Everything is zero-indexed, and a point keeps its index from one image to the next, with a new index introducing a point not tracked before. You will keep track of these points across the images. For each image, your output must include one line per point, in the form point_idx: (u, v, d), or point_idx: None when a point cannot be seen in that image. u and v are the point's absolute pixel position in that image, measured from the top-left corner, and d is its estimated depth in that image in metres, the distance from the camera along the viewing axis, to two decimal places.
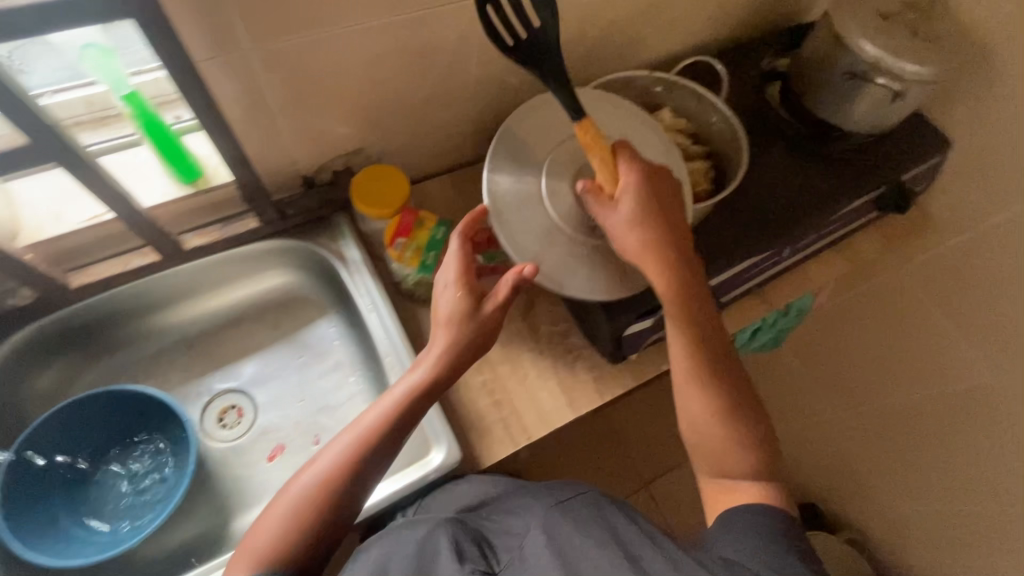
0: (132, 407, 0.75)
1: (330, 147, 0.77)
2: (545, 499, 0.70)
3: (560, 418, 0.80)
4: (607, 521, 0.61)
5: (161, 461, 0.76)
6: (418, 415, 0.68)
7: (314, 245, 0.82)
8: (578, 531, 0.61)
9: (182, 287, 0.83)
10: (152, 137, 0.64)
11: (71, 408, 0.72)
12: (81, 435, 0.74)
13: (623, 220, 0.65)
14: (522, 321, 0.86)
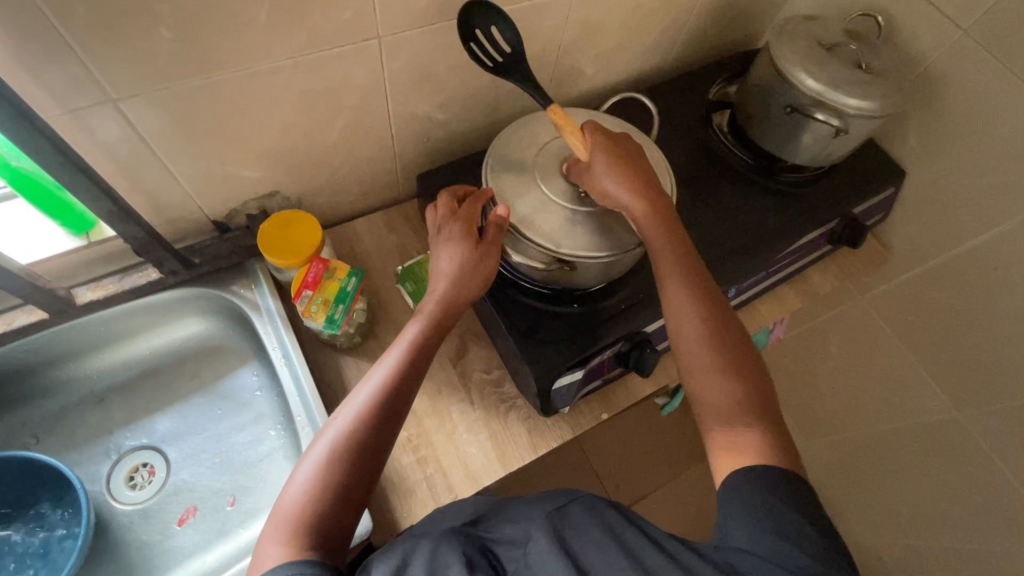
0: (24, 473, 0.69)
1: (238, 193, 0.73)
2: (543, 504, 0.56)
3: (489, 475, 0.75)
4: (612, 529, 0.50)
5: (57, 531, 0.71)
6: (412, 391, 0.61)
7: (228, 293, 0.77)
8: (595, 543, 0.49)
9: (87, 339, 0.77)
10: (24, 190, 0.60)
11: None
12: None
13: (606, 170, 0.62)
14: (452, 369, 0.81)
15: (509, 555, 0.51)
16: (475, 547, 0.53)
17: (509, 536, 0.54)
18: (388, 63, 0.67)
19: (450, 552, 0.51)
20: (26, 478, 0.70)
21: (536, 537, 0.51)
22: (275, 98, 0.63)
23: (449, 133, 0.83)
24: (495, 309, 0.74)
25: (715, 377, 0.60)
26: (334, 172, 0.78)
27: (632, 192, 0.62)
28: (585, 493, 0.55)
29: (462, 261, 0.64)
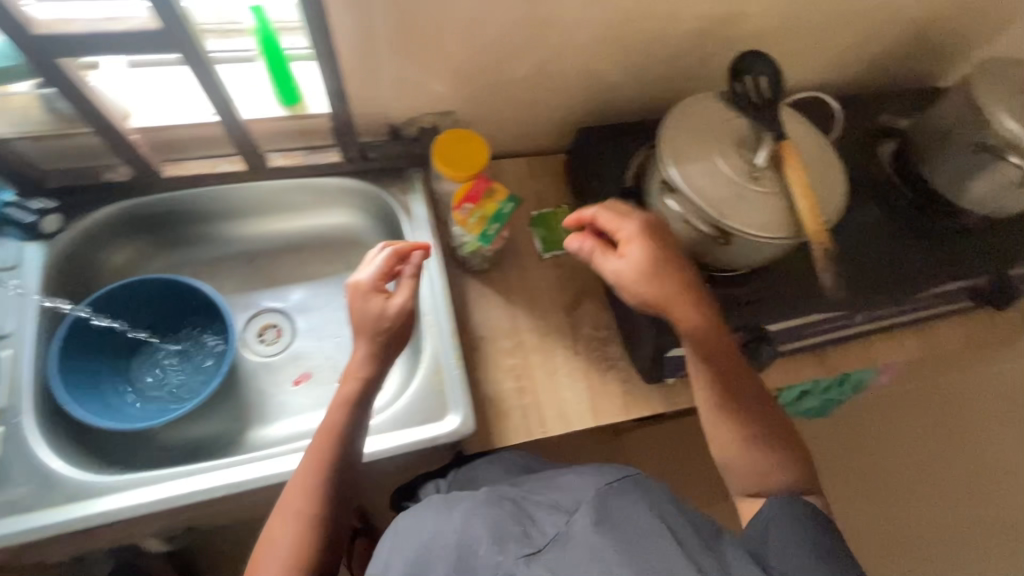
0: (186, 299, 0.77)
1: (422, 103, 0.79)
2: (596, 479, 0.59)
3: (579, 421, 0.78)
4: (675, 510, 0.54)
5: (204, 359, 0.78)
6: (341, 464, 0.61)
7: (386, 192, 0.83)
8: (654, 517, 0.52)
9: (255, 203, 0.85)
10: (267, 54, 0.67)
11: (131, 287, 0.73)
12: (135, 314, 0.76)
13: (627, 260, 0.65)
14: (564, 315, 0.84)
15: (548, 521, 0.54)
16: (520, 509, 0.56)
17: (556, 502, 0.56)
18: (597, 11, 0.70)
19: (491, 516, 0.55)
20: (187, 305, 0.78)
21: (586, 507, 0.53)
22: (490, 21, 0.68)
23: (615, 97, 0.86)
24: None
25: (730, 435, 0.65)
26: (506, 107, 0.83)
27: (649, 264, 0.64)
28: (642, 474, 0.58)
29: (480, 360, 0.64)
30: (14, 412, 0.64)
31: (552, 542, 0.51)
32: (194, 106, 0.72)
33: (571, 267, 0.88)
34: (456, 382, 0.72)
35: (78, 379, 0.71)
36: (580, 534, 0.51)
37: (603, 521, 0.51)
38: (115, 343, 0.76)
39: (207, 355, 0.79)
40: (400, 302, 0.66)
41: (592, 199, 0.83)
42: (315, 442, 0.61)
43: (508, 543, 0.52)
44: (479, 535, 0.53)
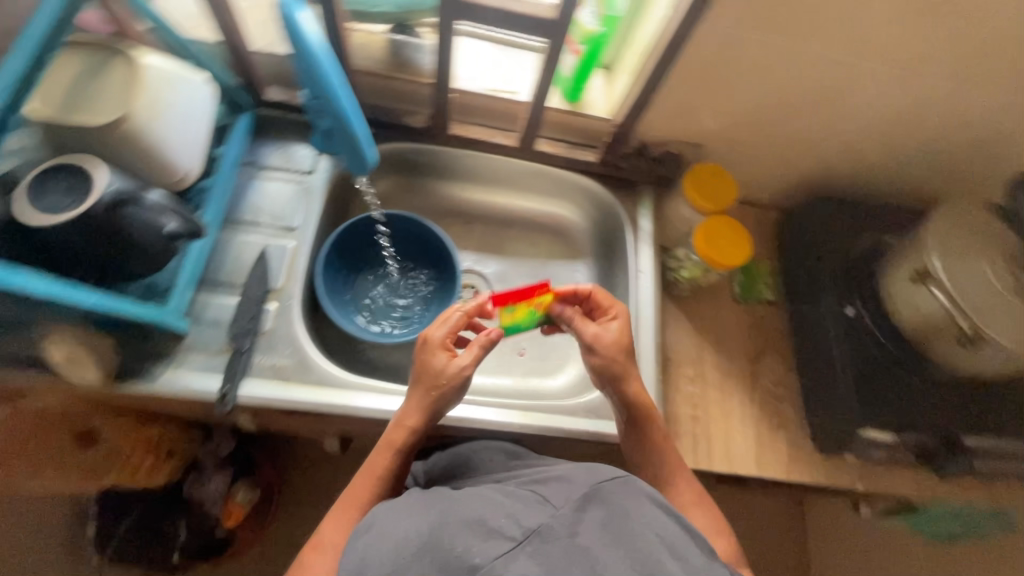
0: (422, 241, 0.85)
1: (684, 131, 0.84)
2: (575, 479, 0.55)
3: (743, 466, 0.80)
4: (667, 520, 0.51)
5: (420, 299, 0.86)
6: (392, 473, 0.64)
7: (616, 200, 0.89)
8: (636, 536, 0.48)
9: (493, 175, 0.92)
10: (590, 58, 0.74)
11: (388, 219, 0.82)
12: (377, 242, 0.85)
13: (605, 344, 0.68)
14: (746, 362, 0.87)
15: (513, 510, 0.51)
16: (506, 500, 0.52)
17: (543, 494, 0.53)
18: (897, 94, 0.72)
19: (473, 502, 0.52)
20: (420, 247, 0.86)
21: (571, 509, 0.50)
22: (796, 77, 0.72)
23: (854, 174, 0.88)
24: (839, 340, 0.78)
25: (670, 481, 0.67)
26: (750, 155, 0.87)
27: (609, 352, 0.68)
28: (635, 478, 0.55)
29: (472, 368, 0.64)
30: (289, 296, 0.73)
31: (532, 535, 0.48)
32: (504, 81, 0.80)
33: (761, 319, 0.90)
34: (651, 392, 0.76)
35: (330, 283, 0.81)
36: (567, 536, 0.48)
37: (590, 527, 0.49)
38: (353, 262, 0.85)
39: (422, 297, 0.86)
40: (466, 368, 0.64)
41: (808, 262, 0.86)
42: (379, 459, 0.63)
43: (489, 536, 0.48)
44: (450, 528, 0.49)
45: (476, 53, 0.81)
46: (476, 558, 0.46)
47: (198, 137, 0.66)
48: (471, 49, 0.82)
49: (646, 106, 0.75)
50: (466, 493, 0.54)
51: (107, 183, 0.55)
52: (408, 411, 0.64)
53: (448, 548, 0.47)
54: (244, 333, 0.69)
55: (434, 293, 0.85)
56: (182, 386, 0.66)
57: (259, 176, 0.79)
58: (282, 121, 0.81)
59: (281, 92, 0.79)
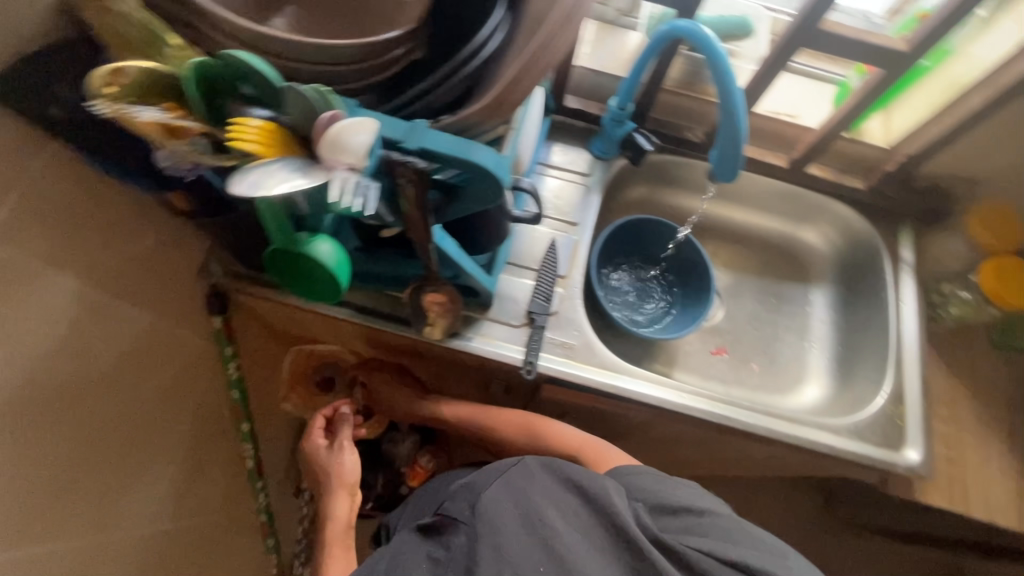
0: (674, 249, 0.91)
1: (963, 167, 0.83)
2: (474, 486, 0.56)
3: (1004, 516, 0.77)
4: (574, 478, 0.54)
5: (664, 302, 0.91)
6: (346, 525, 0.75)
7: (874, 229, 0.88)
8: (520, 511, 0.52)
9: (739, 193, 0.95)
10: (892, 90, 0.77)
11: (649, 224, 0.89)
12: (632, 244, 0.92)
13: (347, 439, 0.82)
14: (1005, 410, 0.83)
15: (429, 563, 0.54)
16: (423, 566, 0.53)
17: (452, 516, 0.55)
18: None
19: (395, 562, 0.54)
20: (671, 254, 0.91)
21: (473, 522, 0.53)
22: None
23: None
24: None
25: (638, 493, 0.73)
26: None
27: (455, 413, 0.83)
28: (531, 458, 0.57)
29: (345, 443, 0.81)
30: (575, 283, 0.81)
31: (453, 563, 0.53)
32: (790, 106, 0.85)
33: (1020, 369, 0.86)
34: (918, 423, 0.75)
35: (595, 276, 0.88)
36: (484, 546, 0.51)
37: (502, 525, 0.51)
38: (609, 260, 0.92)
39: (666, 300, 0.92)
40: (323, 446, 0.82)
41: None
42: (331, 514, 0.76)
43: (428, 572, 0.53)
44: (396, 562, 0.55)
45: (783, 84, 0.86)
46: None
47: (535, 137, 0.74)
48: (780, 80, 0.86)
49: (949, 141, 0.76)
50: (390, 546, 0.57)
51: None
52: (335, 505, 0.77)
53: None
54: (542, 311, 0.77)
55: (681, 298, 0.91)
56: (491, 349, 0.75)
57: (548, 173, 0.87)
58: (568, 127, 0.90)
59: (577, 100, 0.88)
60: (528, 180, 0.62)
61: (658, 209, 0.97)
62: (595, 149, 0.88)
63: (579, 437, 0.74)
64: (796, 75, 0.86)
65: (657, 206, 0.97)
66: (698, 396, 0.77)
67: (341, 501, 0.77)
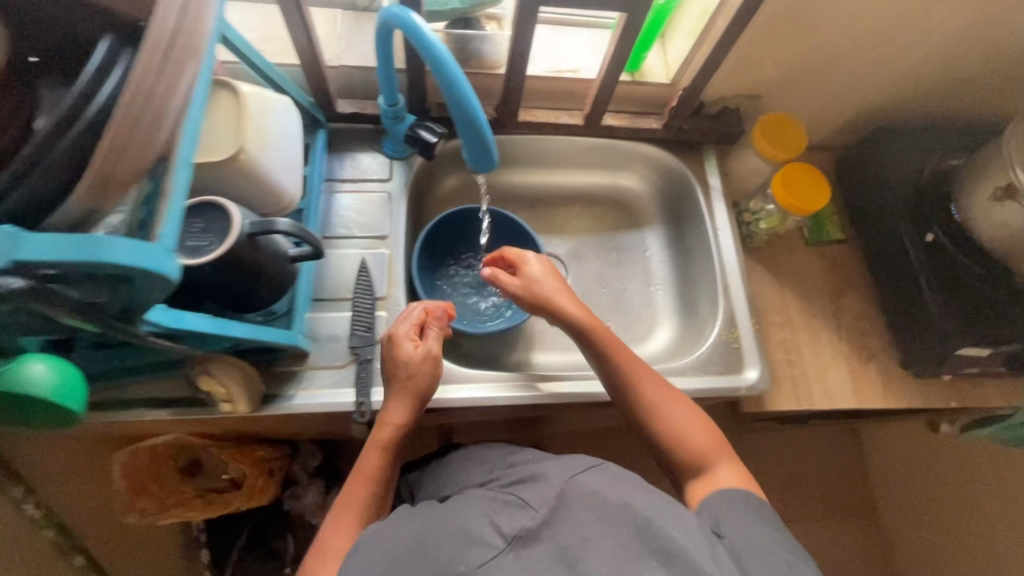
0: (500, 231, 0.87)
1: (743, 86, 0.85)
2: (553, 475, 0.60)
3: (842, 399, 0.83)
4: (641, 515, 0.53)
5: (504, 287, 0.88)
6: (353, 499, 0.62)
7: (682, 164, 0.90)
8: (599, 517, 0.53)
9: (554, 156, 0.93)
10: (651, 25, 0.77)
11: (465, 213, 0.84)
12: (456, 237, 0.87)
13: (413, 352, 0.66)
14: (829, 302, 0.89)
15: (492, 520, 0.55)
16: (489, 504, 0.57)
17: (520, 498, 0.58)
18: (956, 20, 0.73)
19: (462, 511, 0.56)
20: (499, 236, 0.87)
21: (547, 511, 0.55)
22: (860, 15, 0.73)
23: (913, 100, 0.88)
24: (925, 269, 0.80)
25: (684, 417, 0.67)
26: (808, 99, 0.88)
27: (549, 273, 0.76)
28: (610, 462, 0.61)
29: (425, 351, 0.66)
30: (396, 302, 0.75)
31: (515, 541, 0.53)
32: (567, 59, 0.82)
33: (835, 259, 0.92)
34: (751, 343, 0.79)
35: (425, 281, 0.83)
36: (550, 539, 0.52)
37: (568, 525, 0.53)
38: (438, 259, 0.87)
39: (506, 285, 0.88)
40: (421, 352, 0.66)
41: (877, 201, 0.88)
42: (354, 500, 0.61)
43: (478, 540, 0.52)
44: (451, 522, 0.54)
45: (548, 36, 0.83)
46: (469, 555, 0.50)
47: (294, 159, 0.67)
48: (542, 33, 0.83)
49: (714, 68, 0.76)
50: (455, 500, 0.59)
51: (238, 216, 0.55)
52: (364, 463, 0.64)
53: (441, 544, 0.52)
54: (364, 343, 0.71)
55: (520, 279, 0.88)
56: (318, 401, 0.68)
57: (343, 189, 0.80)
58: (352, 132, 0.82)
59: (350, 104, 0.79)
60: (282, 223, 0.56)
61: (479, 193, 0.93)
62: (387, 151, 0.81)
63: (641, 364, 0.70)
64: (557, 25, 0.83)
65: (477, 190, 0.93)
66: (548, 379, 0.76)
67: (358, 509, 0.61)
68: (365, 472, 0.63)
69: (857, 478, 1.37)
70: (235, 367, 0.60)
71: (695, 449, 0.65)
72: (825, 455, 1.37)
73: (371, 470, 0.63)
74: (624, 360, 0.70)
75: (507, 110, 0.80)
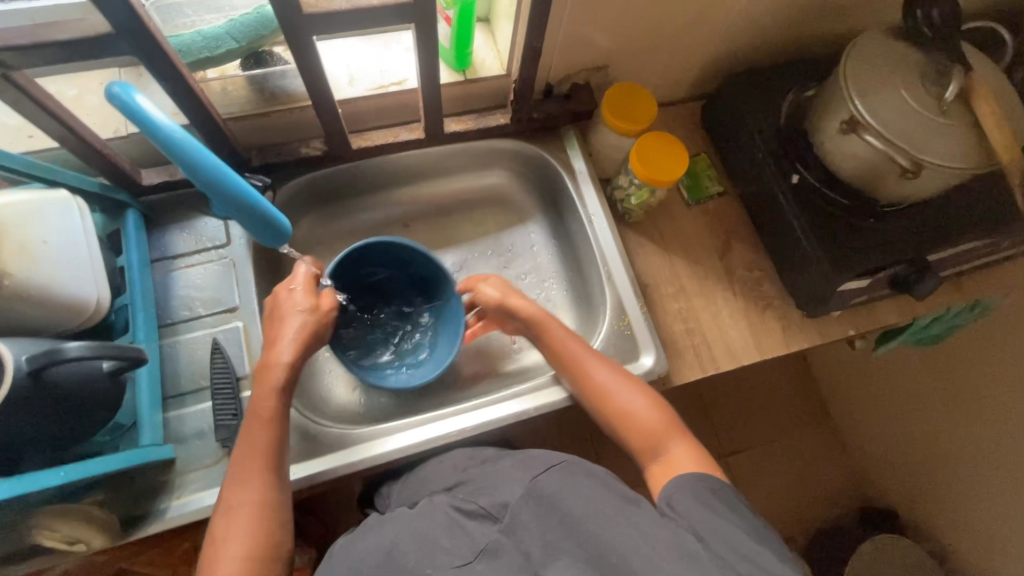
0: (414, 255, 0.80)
1: (583, 60, 0.80)
2: (513, 480, 0.54)
3: (746, 355, 0.83)
4: (614, 497, 0.48)
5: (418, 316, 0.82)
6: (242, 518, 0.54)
7: (544, 152, 0.86)
8: (571, 510, 0.48)
9: (412, 171, 0.86)
10: (460, 22, 0.71)
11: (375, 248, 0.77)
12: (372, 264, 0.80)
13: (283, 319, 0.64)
14: (718, 260, 0.88)
15: (456, 537, 0.50)
16: (451, 520, 0.52)
17: (482, 507, 0.53)
18: None
19: (416, 536, 0.50)
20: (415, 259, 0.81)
21: (511, 518, 0.49)
22: None
23: (758, 37, 0.85)
24: (796, 211, 0.80)
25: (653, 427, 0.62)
26: (654, 57, 0.84)
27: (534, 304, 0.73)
28: (575, 457, 0.54)
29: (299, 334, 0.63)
30: None
31: (481, 556, 0.47)
32: (384, 73, 0.75)
33: (717, 213, 0.91)
34: (643, 326, 0.77)
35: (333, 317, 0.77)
36: (512, 549, 0.47)
37: (529, 529, 0.48)
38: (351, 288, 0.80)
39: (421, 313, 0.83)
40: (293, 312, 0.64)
41: (745, 147, 0.86)
42: (251, 471, 0.56)
43: (440, 556, 0.47)
44: (411, 543, 0.49)
45: (342, 52, 0.75)
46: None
47: (91, 259, 0.59)
48: (330, 52, 0.74)
49: (539, 55, 0.71)
50: (417, 515, 0.53)
51: (10, 358, 0.48)
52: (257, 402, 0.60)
53: (398, 567, 0.47)
54: (233, 433, 0.65)
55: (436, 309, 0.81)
56: (194, 509, 0.62)
57: (179, 266, 0.73)
58: (175, 200, 0.75)
59: (159, 172, 0.72)
60: (69, 350, 0.49)
61: (342, 227, 0.86)
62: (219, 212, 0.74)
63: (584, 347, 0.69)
64: (337, 40, 0.74)
65: (338, 224, 0.86)
66: (447, 414, 0.72)
67: (257, 475, 0.56)
68: (250, 484, 0.55)
69: (803, 398, 1.40)
70: (85, 512, 0.56)
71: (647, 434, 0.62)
72: (771, 384, 1.40)
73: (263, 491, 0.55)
74: (586, 376, 0.67)
75: (336, 141, 0.73)
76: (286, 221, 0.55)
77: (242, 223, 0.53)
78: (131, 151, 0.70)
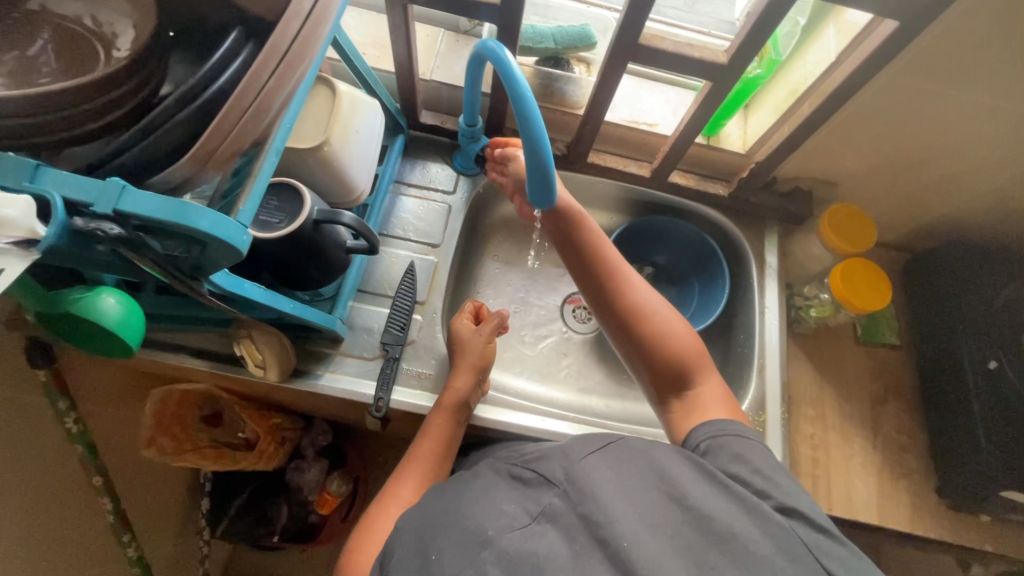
0: (689, 248, 0.91)
1: (820, 171, 0.84)
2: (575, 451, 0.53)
3: (864, 511, 0.79)
4: (658, 477, 0.48)
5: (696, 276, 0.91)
6: (391, 508, 0.59)
7: (742, 233, 0.89)
8: (619, 487, 0.48)
9: (617, 200, 0.93)
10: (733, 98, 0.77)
11: (666, 230, 0.91)
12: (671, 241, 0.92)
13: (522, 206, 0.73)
14: (869, 407, 0.85)
15: (515, 498, 0.50)
16: (512, 480, 0.52)
17: (540, 473, 0.51)
18: None
19: (485, 491, 0.51)
20: (690, 253, 0.92)
21: (571, 483, 0.49)
22: (954, 129, 0.70)
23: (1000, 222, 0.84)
24: (979, 395, 0.76)
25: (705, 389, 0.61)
26: (887, 195, 0.85)
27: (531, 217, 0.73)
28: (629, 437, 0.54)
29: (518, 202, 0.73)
30: (433, 309, 0.78)
31: (541, 517, 0.48)
32: (644, 112, 0.83)
33: (883, 362, 0.88)
34: (777, 431, 0.77)
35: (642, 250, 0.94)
36: (571, 512, 0.47)
37: (589, 498, 0.47)
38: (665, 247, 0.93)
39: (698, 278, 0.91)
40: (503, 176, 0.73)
41: (943, 312, 0.84)
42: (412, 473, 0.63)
43: (503, 519, 0.47)
44: (484, 501, 0.50)
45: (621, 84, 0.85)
46: (495, 541, 0.46)
47: (370, 158, 0.71)
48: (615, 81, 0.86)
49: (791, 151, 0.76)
50: (474, 479, 0.54)
51: (309, 205, 0.59)
52: (433, 427, 0.68)
53: (465, 527, 0.48)
54: (396, 342, 0.73)
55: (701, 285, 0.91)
56: (342, 387, 0.71)
57: (408, 192, 0.84)
58: (427, 142, 0.87)
59: (433, 117, 0.85)
60: (346, 216, 0.59)
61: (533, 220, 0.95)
62: (457, 165, 0.85)
63: (648, 296, 0.63)
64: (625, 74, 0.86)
65: None
66: (564, 419, 0.76)
67: (417, 481, 0.63)
68: (406, 486, 0.62)
69: None
70: (281, 346, 0.66)
71: (682, 367, 0.61)
72: None
73: (411, 492, 0.61)
74: (650, 325, 0.62)
75: (578, 149, 0.82)
76: (557, 191, 0.58)
77: (525, 176, 0.56)
78: (423, 92, 0.84)
